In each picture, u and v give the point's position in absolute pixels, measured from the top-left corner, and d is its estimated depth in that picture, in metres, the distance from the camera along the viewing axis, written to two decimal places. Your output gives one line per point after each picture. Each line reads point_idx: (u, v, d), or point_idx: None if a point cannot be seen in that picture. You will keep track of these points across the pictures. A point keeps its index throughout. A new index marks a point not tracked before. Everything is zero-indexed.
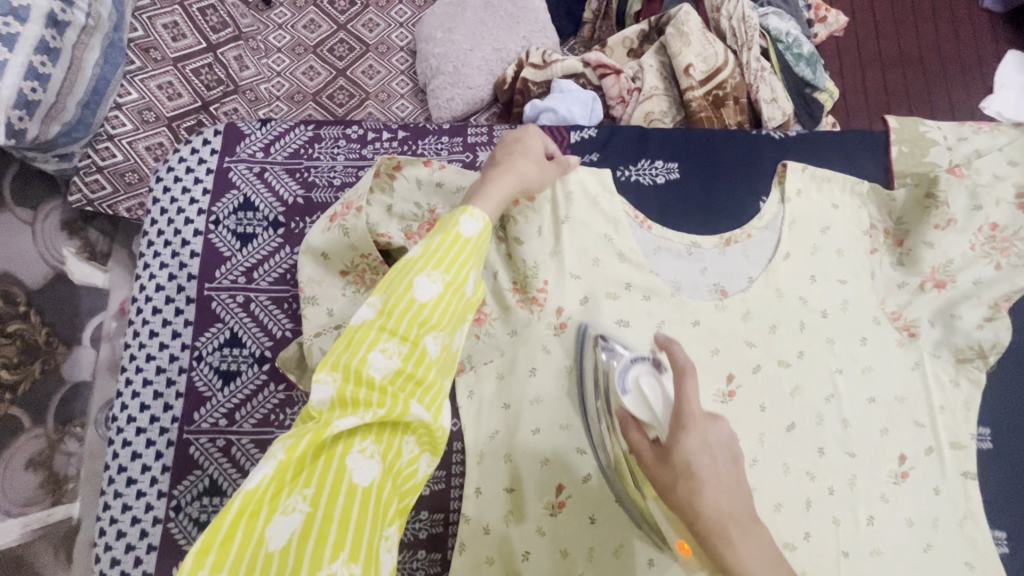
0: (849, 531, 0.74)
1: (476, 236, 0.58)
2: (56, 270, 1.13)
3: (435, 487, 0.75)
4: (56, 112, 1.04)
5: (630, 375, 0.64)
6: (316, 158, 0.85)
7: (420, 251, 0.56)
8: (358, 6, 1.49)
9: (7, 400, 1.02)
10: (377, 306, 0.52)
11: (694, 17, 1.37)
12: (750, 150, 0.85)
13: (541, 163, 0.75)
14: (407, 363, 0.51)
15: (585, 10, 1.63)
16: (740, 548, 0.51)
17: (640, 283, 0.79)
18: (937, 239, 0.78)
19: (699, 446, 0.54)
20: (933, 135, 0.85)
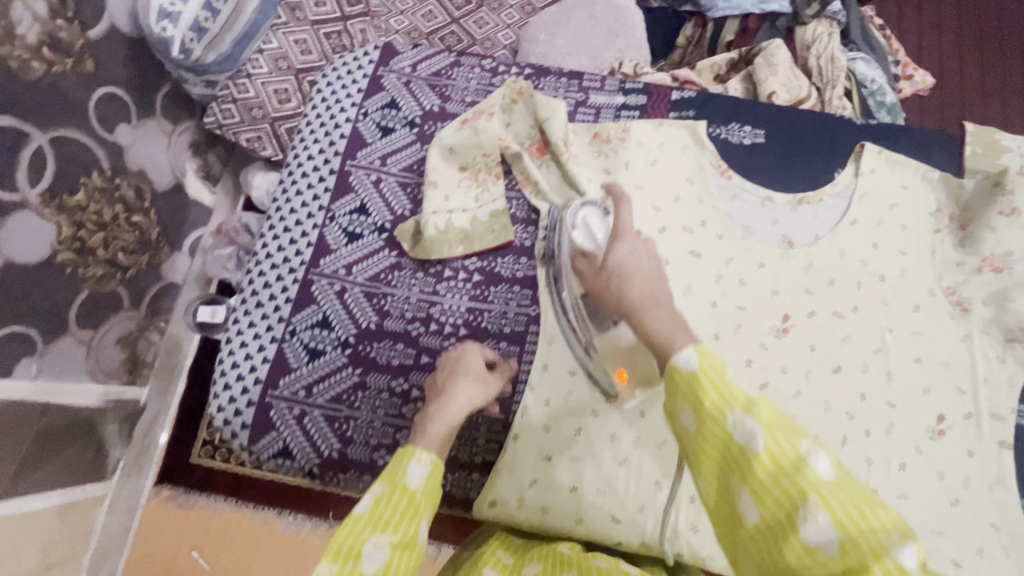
0: (880, 473, 0.79)
1: (420, 490, 0.55)
2: (178, 180, 1.39)
3: (508, 358, 0.85)
4: (216, 42, 1.26)
5: (580, 215, 0.80)
6: (454, 78, 0.98)
7: (366, 509, 0.53)
8: (473, 5, 1.62)
9: (118, 279, 1.24)
10: (373, 495, 0.54)
11: (784, 51, 1.52)
12: (834, 132, 0.94)
13: (482, 370, 0.72)
14: (400, 545, 0.51)
15: (679, 36, 1.78)
16: (656, 314, 0.53)
17: (713, 222, 0.90)
18: (1001, 224, 0.85)
19: (629, 249, 0.61)
20: (1008, 144, 0.93)
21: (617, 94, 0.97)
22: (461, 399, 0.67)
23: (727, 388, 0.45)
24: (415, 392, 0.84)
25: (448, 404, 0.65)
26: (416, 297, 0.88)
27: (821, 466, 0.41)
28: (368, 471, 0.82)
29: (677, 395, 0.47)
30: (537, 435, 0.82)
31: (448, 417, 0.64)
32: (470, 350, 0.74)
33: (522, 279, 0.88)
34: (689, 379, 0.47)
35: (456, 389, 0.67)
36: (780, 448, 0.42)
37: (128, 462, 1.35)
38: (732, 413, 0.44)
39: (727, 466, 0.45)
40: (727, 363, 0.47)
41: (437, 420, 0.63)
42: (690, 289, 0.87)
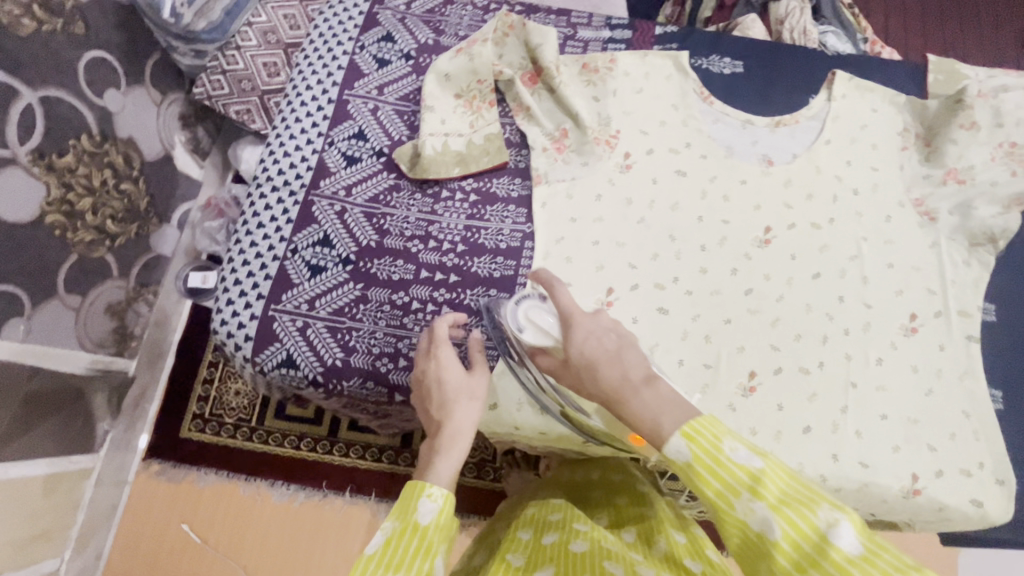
0: (860, 366, 0.84)
1: (433, 526, 0.52)
2: (167, 150, 1.34)
3: (505, 272, 0.88)
4: (206, 11, 1.19)
5: (521, 313, 0.67)
6: (448, 15, 1.02)
7: (380, 549, 0.51)
8: None
9: (106, 246, 1.17)
10: (385, 533, 0.52)
11: (759, 26, 1.61)
12: (808, 63, 1.00)
13: (463, 376, 0.71)
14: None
15: (659, 15, 1.86)
16: (640, 397, 0.53)
17: (697, 144, 0.94)
18: (961, 138, 0.91)
19: (585, 335, 0.60)
20: (966, 72, 0.99)
21: (604, 29, 1.02)
22: (458, 419, 0.66)
23: (727, 472, 0.45)
24: (416, 304, 0.86)
25: (449, 427, 0.65)
26: (414, 216, 0.90)
27: (845, 539, 0.40)
28: (371, 379, 0.83)
29: (686, 485, 0.48)
30: None
31: (452, 438, 0.63)
32: (443, 360, 0.71)
33: (516, 198, 0.92)
34: (685, 468, 0.47)
35: (451, 409, 0.67)
36: (798, 529, 0.42)
37: (117, 435, 1.29)
38: (740, 498, 0.44)
39: (752, 554, 0.45)
40: (726, 435, 0.46)
41: (446, 450, 0.62)
42: (677, 206, 0.92)
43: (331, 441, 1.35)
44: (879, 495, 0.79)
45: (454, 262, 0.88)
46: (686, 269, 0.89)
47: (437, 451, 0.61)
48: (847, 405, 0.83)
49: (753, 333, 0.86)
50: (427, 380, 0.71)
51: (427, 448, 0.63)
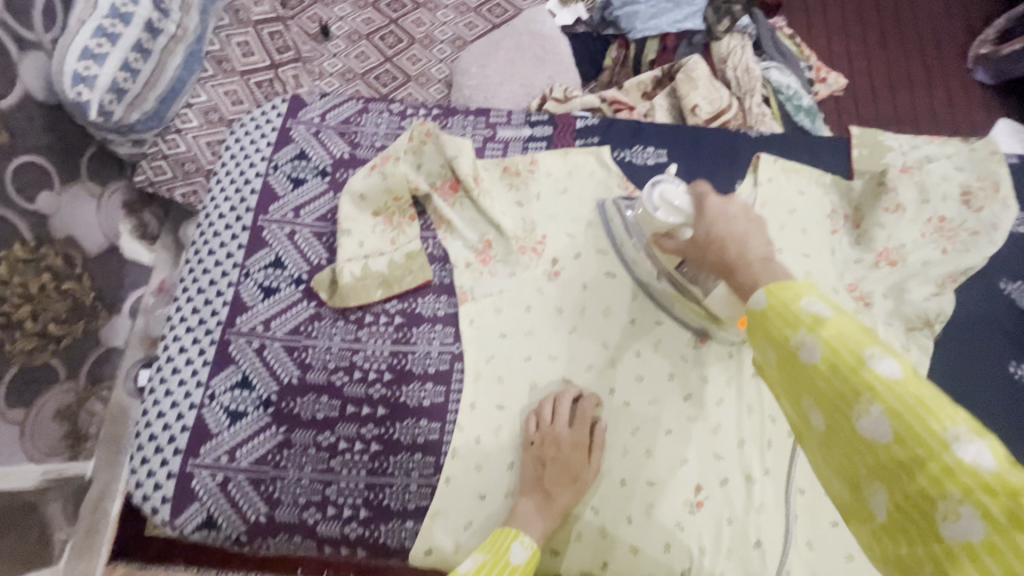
0: (805, 473, 0.82)
1: (522, 566, 0.66)
2: (112, 242, 1.30)
3: (434, 399, 0.84)
4: (138, 101, 1.26)
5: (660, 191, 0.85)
6: (363, 125, 0.99)
7: (475, 570, 0.63)
8: (405, 43, 1.81)
9: (50, 350, 1.12)
10: (476, 562, 0.65)
11: (702, 66, 1.60)
12: (732, 144, 0.99)
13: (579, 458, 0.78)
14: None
15: (606, 58, 1.85)
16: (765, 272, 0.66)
17: (625, 243, 0.92)
18: (887, 220, 0.90)
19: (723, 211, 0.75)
20: (890, 144, 0.99)
21: (524, 127, 1.00)
22: (564, 494, 0.76)
23: (793, 314, 0.45)
24: (343, 444, 0.82)
25: (553, 499, 0.75)
26: (337, 346, 0.87)
27: (973, 453, 0.34)
28: (298, 533, 0.78)
29: (758, 333, 0.48)
30: (469, 476, 0.81)
31: (558, 510, 0.75)
32: (561, 428, 0.79)
33: (443, 316, 0.88)
34: (757, 315, 0.47)
35: (558, 480, 0.76)
36: (837, 353, 0.42)
37: (76, 543, 1.21)
38: (794, 335, 0.44)
39: (795, 382, 0.45)
40: (806, 293, 0.46)
41: (543, 518, 0.74)
42: (610, 309, 0.89)
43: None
44: None
45: (381, 392, 0.85)
46: (620, 379, 0.86)
47: (540, 519, 0.74)
48: (795, 514, 0.80)
49: (695, 443, 0.83)
50: (549, 444, 0.78)
51: (534, 509, 0.75)
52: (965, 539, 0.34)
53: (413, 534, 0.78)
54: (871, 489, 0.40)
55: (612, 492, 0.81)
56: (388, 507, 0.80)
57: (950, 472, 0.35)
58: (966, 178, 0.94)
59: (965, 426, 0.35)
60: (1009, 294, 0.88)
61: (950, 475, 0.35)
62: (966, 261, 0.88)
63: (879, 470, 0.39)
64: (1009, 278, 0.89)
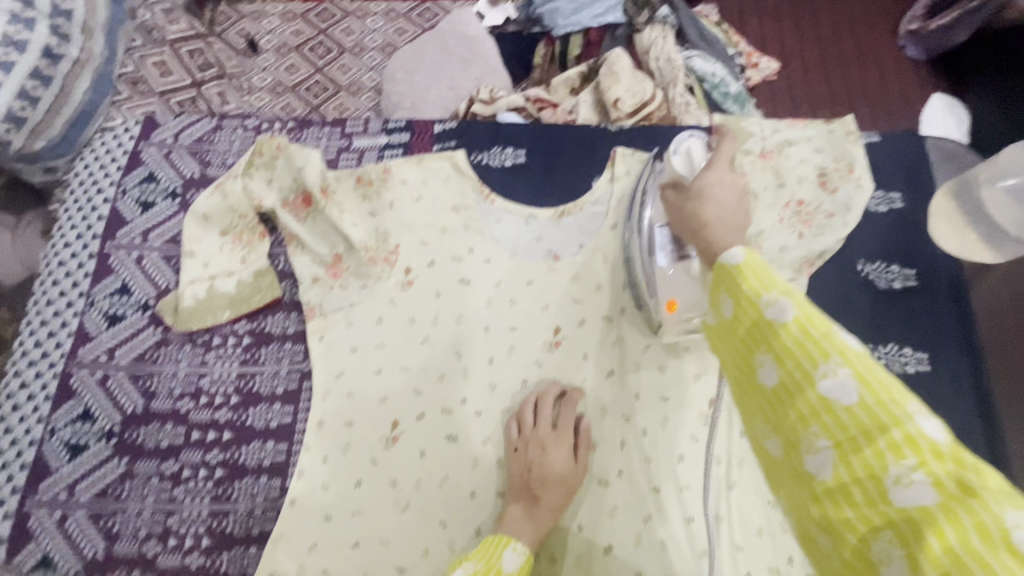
0: (660, 469, 0.80)
1: (517, 571, 0.66)
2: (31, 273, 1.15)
3: (283, 419, 0.83)
4: (42, 128, 1.12)
5: (683, 143, 0.93)
6: (216, 142, 0.97)
7: None
8: (335, 54, 1.80)
9: None
10: (466, 570, 0.64)
11: (624, 60, 1.52)
12: (592, 141, 0.97)
13: (569, 469, 0.76)
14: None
15: (535, 56, 1.79)
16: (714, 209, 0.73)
17: (480, 248, 0.90)
18: (739, 208, 0.89)
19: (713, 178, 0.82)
20: (752, 129, 0.96)
21: (381, 135, 0.98)
22: (553, 496, 0.74)
23: (768, 278, 0.44)
24: (186, 472, 0.80)
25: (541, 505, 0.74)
26: (183, 371, 0.85)
27: (850, 339, 0.39)
28: (137, 567, 0.76)
29: (721, 287, 0.47)
30: (315, 496, 0.79)
31: (551, 513, 0.74)
32: (557, 449, 0.77)
33: (292, 335, 0.86)
34: (732, 271, 0.46)
35: (547, 490, 0.75)
36: (809, 318, 0.41)
37: None
38: (767, 294, 0.43)
39: (751, 335, 0.44)
40: (776, 270, 0.45)
41: (534, 517, 0.73)
42: (464, 316, 0.87)
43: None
44: None
45: (227, 417, 0.83)
46: (473, 388, 0.84)
47: (531, 522, 0.72)
48: (648, 514, 0.78)
49: None
50: (534, 450, 0.77)
51: (523, 515, 0.73)
52: (844, 404, 0.37)
53: (255, 560, 0.77)
54: (814, 445, 0.38)
55: (461, 504, 0.79)
56: (231, 533, 0.78)
57: (911, 440, 0.34)
58: (824, 161, 0.92)
59: (925, 407, 0.35)
60: (865, 275, 0.88)
61: (911, 442, 0.34)
62: (820, 245, 0.87)
63: (830, 441, 0.37)
64: (865, 259, 0.89)
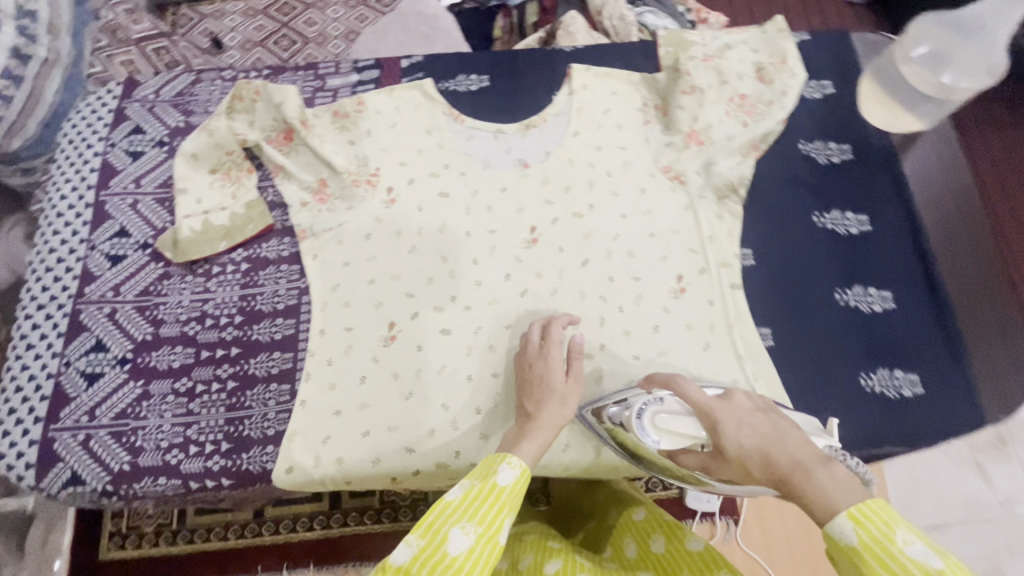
0: (638, 339, 0.88)
1: (514, 487, 0.62)
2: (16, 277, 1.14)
3: (286, 331, 0.89)
4: (17, 129, 1.07)
5: (648, 426, 0.67)
6: (196, 94, 1.03)
7: (460, 498, 0.60)
8: (300, 43, 1.86)
9: None
10: (465, 488, 0.61)
11: (579, 21, 1.66)
12: (549, 62, 1.05)
13: (562, 382, 0.74)
14: (484, 535, 0.58)
15: (494, 29, 1.89)
16: (823, 477, 0.49)
17: (455, 164, 0.97)
18: (686, 103, 0.97)
19: (735, 428, 0.55)
20: (694, 38, 1.05)
21: (352, 74, 1.05)
22: (550, 411, 0.70)
23: (897, 564, 0.44)
24: (200, 387, 0.86)
25: (538, 418, 0.70)
26: (188, 299, 0.90)
27: None
28: (162, 474, 0.81)
29: (846, 565, 0.47)
30: (323, 395, 0.85)
31: (546, 429, 0.69)
32: (552, 362, 0.76)
33: (287, 257, 0.92)
34: (850, 551, 0.46)
35: (541, 405, 0.71)
36: None
37: None
38: (897, 538, 0.44)
39: None
40: (899, 527, 0.45)
41: (532, 435, 0.68)
42: (446, 225, 0.94)
43: (258, 522, 1.16)
44: None
45: (233, 334, 0.88)
46: (461, 287, 0.91)
47: (527, 437, 0.68)
48: (631, 378, 0.85)
49: None
50: (528, 368, 0.78)
51: (517, 433, 0.69)
52: None
53: (273, 456, 0.82)
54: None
55: (459, 387, 0.85)
56: (248, 436, 0.83)
57: None
58: (760, 58, 1.01)
59: None
60: (807, 152, 0.97)
61: None
62: (763, 129, 0.96)
63: None
64: (806, 139, 0.98)
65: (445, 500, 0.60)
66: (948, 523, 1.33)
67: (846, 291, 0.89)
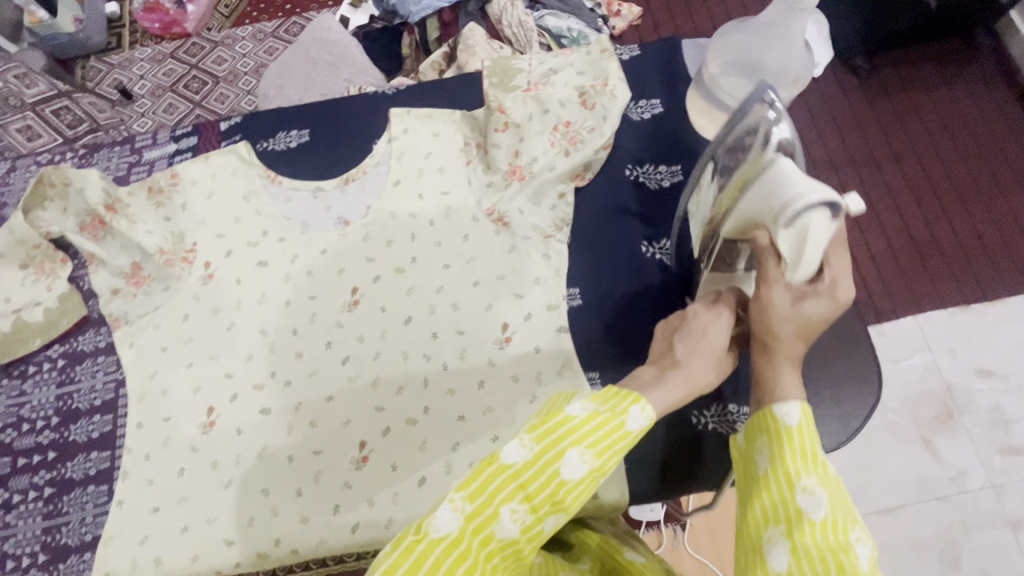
0: (464, 397, 0.84)
1: (641, 432, 0.52)
2: None
3: (103, 428, 0.86)
4: None
5: (811, 209, 0.54)
6: (11, 183, 1.00)
7: (585, 419, 0.50)
8: (210, 84, 1.73)
9: None
10: (586, 409, 0.51)
11: (478, 32, 1.50)
12: (369, 109, 1.01)
13: (721, 352, 0.63)
14: (597, 470, 0.50)
15: (402, 47, 1.73)
16: (786, 378, 0.59)
17: (274, 229, 0.94)
18: (502, 140, 0.94)
19: (823, 301, 0.59)
20: (520, 66, 1.00)
21: (169, 144, 1.02)
22: (698, 367, 0.61)
23: (811, 458, 0.53)
24: (17, 497, 0.83)
25: (684, 369, 0.60)
26: (3, 405, 0.88)
27: (860, 552, 0.48)
28: None
29: (763, 436, 0.57)
30: (142, 493, 0.82)
31: (683, 381, 0.59)
32: (717, 319, 0.64)
33: (103, 348, 0.90)
34: (782, 430, 0.56)
35: (692, 355, 0.62)
36: (833, 527, 0.48)
37: None
38: (805, 479, 0.52)
39: (750, 555, 0.52)
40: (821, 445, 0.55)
41: (666, 383, 0.58)
42: (265, 296, 0.91)
43: None
44: None
45: (50, 437, 0.86)
46: (281, 360, 0.87)
47: (664, 381, 0.58)
48: (455, 442, 0.82)
49: (356, 401, 0.85)
50: (682, 322, 0.65)
51: (655, 374, 0.60)
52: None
53: (90, 563, 0.79)
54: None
55: (279, 469, 0.82)
56: (65, 544, 0.81)
57: None
58: (584, 81, 0.97)
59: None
60: (635, 178, 0.93)
61: None
62: (584, 158, 0.92)
63: None
64: (634, 164, 0.94)
65: (567, 412, 0.50)
66: (897, 505, 1.25)
67: None
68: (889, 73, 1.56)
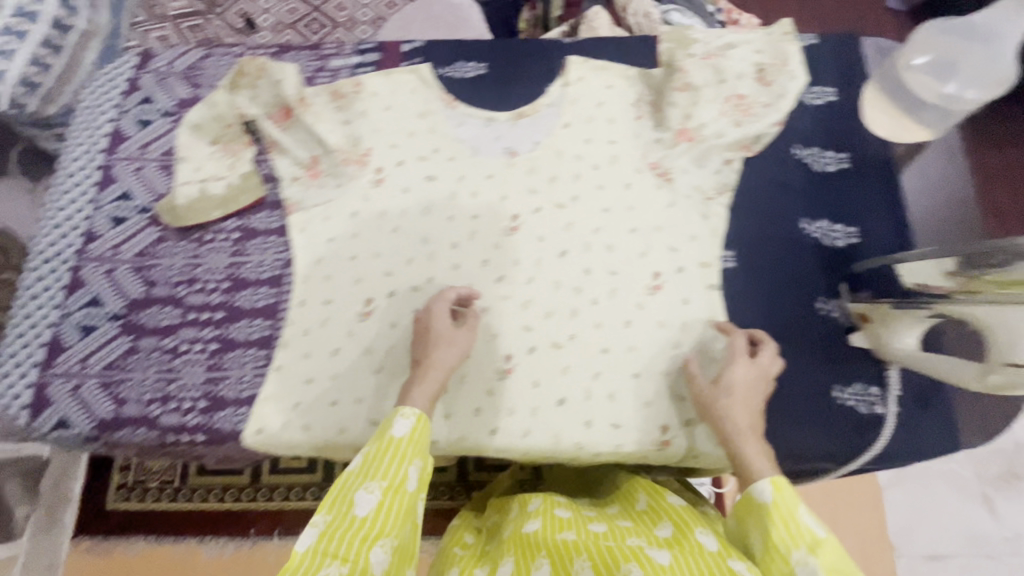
0: (610, 333, 0.87)
1: (409, 438, 0.64)
2: None
3: (269, 300, 0.92)
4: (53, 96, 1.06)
5: None
6: (206, 68, 1.07)
7: (359, 463, 0.62)
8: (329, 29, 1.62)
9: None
10: (363, 455, 0.63)
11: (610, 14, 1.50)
12: (544, 54, 1.05)
13: (449, 330, 0.83)
14: (389, 488, 0.60)
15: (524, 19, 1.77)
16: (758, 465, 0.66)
17: (445, 148, 0.99)
18: (679, 100, 0.97)
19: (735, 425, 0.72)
20: (697, 36, 1.02)
21: (353, 56, 1.08)
22: (441, 353, 0.80)
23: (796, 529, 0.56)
24: (185, 345, 0.90)
25: (430, 361, 0.79)
26: (180, 263, 0.95)
27: None
28: (142, 425, 0.86)
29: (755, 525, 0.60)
30: (298, 364, 0.88)
31: (433, 371, 0.78)
32: (437, 310, 0.84)
33: (276, 229, 0.96)
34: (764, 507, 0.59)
35: (433, 348, 0.81)
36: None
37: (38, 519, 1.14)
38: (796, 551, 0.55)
39: None
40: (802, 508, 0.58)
41: (422, 378, 0.77)
42: (430, 208, 0.96)
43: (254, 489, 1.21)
44: (632, 452, 0.83)
45: (220, 299, 0.92)
46: (438, 269, 0.92)
47: (420, 377, 0.77)
48: (597, 372, 0.86)
49: (505, 318, 0.89)
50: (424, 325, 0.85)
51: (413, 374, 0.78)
52: None
53: (245, 417, 0.86)
54: None
55: None
56: (224, 396, 0.87)
57: None
58: (762, 59, 0.99)
59: None
60: (802, 158, 0.95)
61: None
62: (755, 130, 0.95)
63: None
64: (802, 144, 0.96)
65: (345, 472, 0.62)
66: (948, 552, 1.21)
67: (827, 302, 0.88)
68: (999, 127, 1.51)
